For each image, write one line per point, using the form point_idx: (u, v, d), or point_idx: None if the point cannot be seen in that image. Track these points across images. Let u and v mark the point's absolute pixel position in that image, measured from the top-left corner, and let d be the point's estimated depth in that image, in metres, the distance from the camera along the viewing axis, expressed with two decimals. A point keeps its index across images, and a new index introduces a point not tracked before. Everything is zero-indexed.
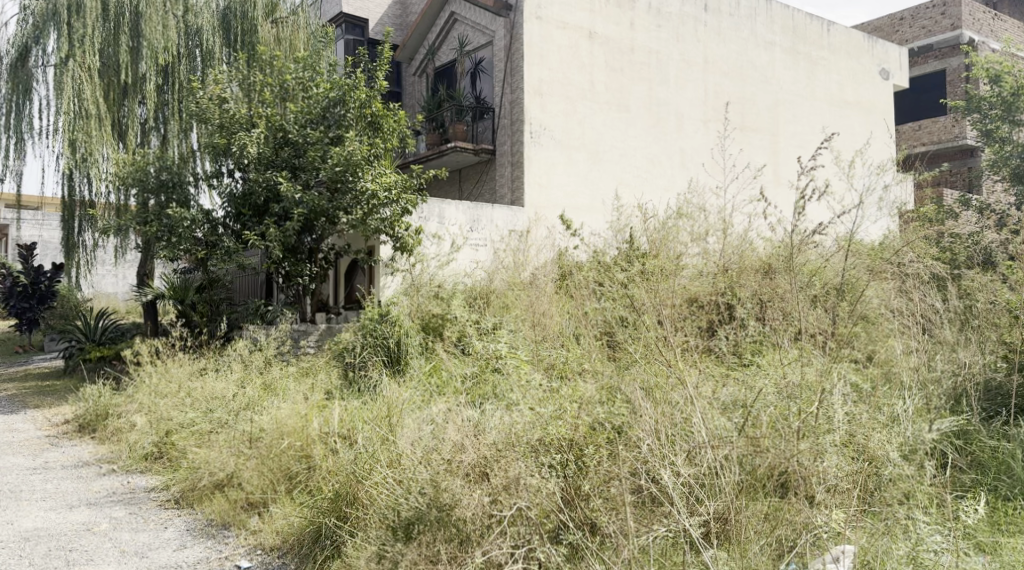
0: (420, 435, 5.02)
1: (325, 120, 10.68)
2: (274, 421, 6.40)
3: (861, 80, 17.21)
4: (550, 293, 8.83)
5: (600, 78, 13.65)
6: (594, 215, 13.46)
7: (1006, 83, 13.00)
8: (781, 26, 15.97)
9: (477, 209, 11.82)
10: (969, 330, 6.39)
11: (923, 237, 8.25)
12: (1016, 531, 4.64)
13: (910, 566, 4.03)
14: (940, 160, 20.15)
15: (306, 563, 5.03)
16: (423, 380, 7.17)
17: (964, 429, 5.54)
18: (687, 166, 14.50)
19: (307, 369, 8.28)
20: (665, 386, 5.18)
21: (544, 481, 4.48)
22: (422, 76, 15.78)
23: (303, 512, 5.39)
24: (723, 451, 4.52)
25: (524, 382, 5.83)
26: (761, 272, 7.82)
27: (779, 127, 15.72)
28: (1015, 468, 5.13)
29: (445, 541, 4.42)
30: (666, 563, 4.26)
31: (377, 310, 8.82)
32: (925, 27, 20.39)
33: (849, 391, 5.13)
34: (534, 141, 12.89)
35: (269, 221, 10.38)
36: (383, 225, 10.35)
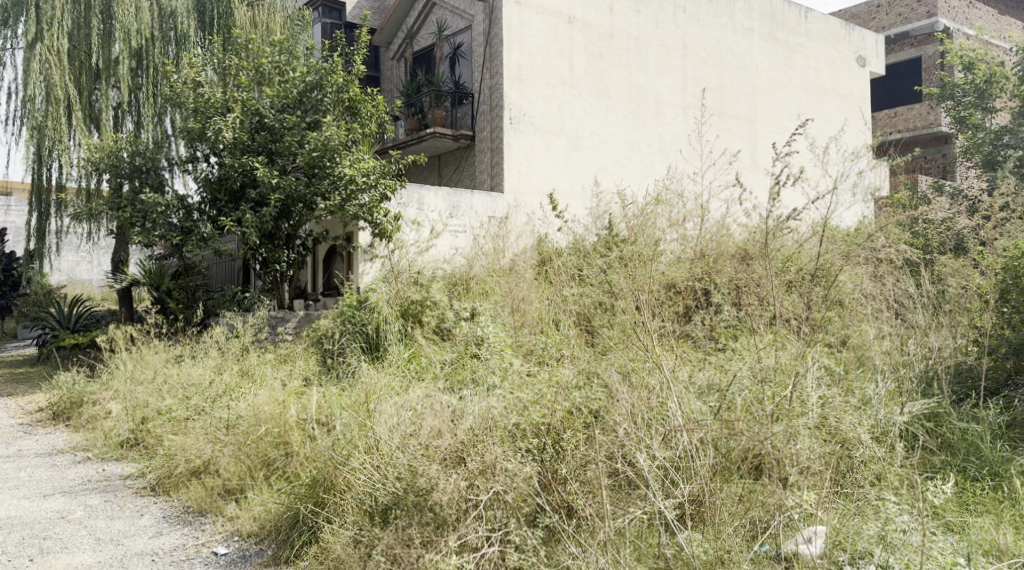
0: (397, 420, 5.04)
1: (301, 105, 10.58)
2: (251, 408, 6.39)
3: (838, 67, 17.31)
4: (530, 280, 8.79)
5: (580, 63, 13.61)
6: (573, 202, 13.48)
7: (979, 69, 13.13)
8: (759, 13, 15.96)
9: (456, 196, 11.75)
10: (942, 315, 6.45)
11: (897, 223, 8.33)
12: (984, 512, 4.70)
13: (879, 546, 4.10)
14: (915, 147, 20.29)
15: (284, 549, 5.03)
16: (403, 366, 7.22)
17: (935, 413, 5.59)
18: (666, 152, 14.54)
19: (285, 356, 8.25)
20: (641, 370, 5.25)
21: (521, 465, 4.51)
22: (400, 60, 15.69)
23: (280, 499, 5.39)
24: (698, 435, 4.56)
25: (505, 367, 5.86)
26: (737, 259, 7.94)
27: (756, 114, 15.77)
28: (983, 450, 5.19)
29: (421, 525, 4.44)
30: (642, 545, 4.32)
31: (355, 297, 8.78)
32: (903, 13, 20.45)
33: (823, 374, 5.23)
34: (513, 127, 12.86)
35: (246, 207, 10.32)
36: (361, 211, 10.31)
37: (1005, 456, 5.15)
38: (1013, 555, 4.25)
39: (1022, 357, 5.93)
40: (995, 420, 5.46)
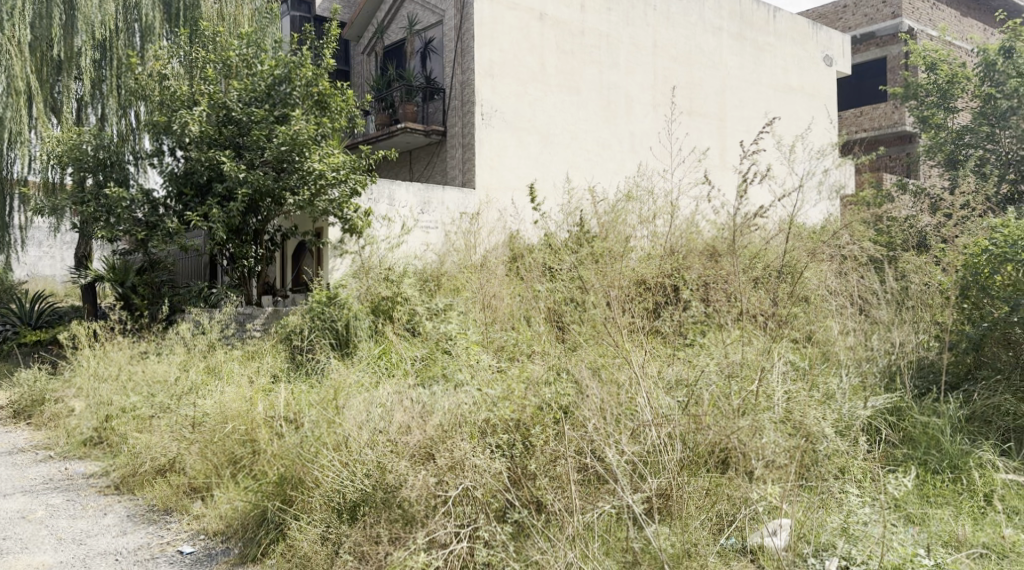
0: (366, 416, 5.02)
1: (269, 98, 10.47)
2: (217, 405, 6.33)
3: (805, 66, 17.50)
4: (501, 276, 8.79)
5: (551, 60, 13.63)
6: (545, 198, 13.50)
7: (942, 70, 13.29)
8: (728, 12, 16.06)
9: (428, 191, 11.69)
10: (905, 311, 6.60)
11: (861, 220, 8.48)
12: (944, 503, 4.80)
13: (842, 538, 4.21)
14: (879, 146, 20.58)
15: (251, 546, 4.99)
16: (373, 362, 7.20)
17: (897, 407, 5.67)
18: (637, 150, 14.62)
19: (253, 353, 8.20)
20: (610, 366, 5.30)
21: (490, 461, 4.51)
22: (370, 55, 15.61)
23: (247, 496, 5.35)
24: (666, 430, 4.60)
25: (474, 362, 5.87)
26: (706, 256, 8.01)
27: (725, 112, 15.90)
28: (943, 443, 5.27)
29: (389, 523, 4.45)
30: (611, 539, 4.34)
31: (325, 293, 8.69)
32: (868, 14, 20.69)
33: (788, 369, 5.30)
34: (485, 123, 12.86)
35: (213, 201, 10.21)
36: (331, 206, 10.25)
37: (964, 449, 5.23)
38: (972, 546, 4.34)
39: (981, 352, 6.05)
40: (956, 414, 5.54)
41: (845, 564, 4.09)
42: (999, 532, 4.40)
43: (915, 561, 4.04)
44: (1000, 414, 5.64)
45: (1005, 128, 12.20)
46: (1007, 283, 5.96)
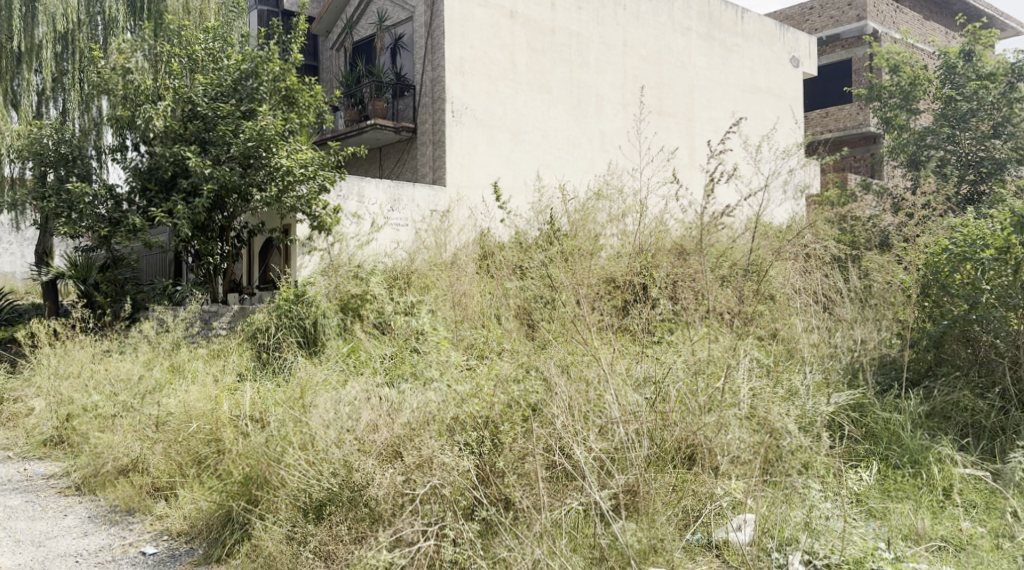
0: (333, 415, 4.98)
1: (236, 93, 10.37)
2: (182, 404, 6.25)
3: (772, 67, 17.68)
4: (470, 274, 8.78)
5: (522, 58, 13.63)
6: (514, 196, 13.52)
7: (905, 72, 13.48)
8: (697, 12, 16.17)
9: (398, 188, 11.62)
10: (868, 309, 6.72)
11: (826, 219, 8.59)
12: (905, 497, 4.87)
13: (804, 532, 4.28)
14: (845, 146, 20.84)
15: (215, 546, 4.95)
16: (342, 360, 7.15)
17: (860, 403, 5.76)
18: (607, 149, 14.69)
19: (218, 351, 8.12)
20: (580, 364, 5.31)
21: (458, 459, 4.50)
22: (339, 50, 15.51)
23: (211, 496, 5.29)
24: (633, 427, 4.62)
25: (444, 360, 5.86)
26: (675, 253, 8.07)
27: (694, 112, 16.02)
28: (904, 438, 5.34)
29: (355, 521, 4.45)
30: (578, 536, 4.35)
31: (292, 290, 8.60)
32: (834, 15, 20.91)
33: (754, 366, 5.36)
34: (455, 120, 12.83)
35: (178, 197, 10.09)
36: (299, 203, 10.15)
37: (925, 444, 5.29)
38: (931, 539, 4.41)
39: (941, 349, 6.17)
40: (916, 410, 5.62)
41: (808, 559, 4.13)
42: (957, 526, 4.49)
43: (876, 554, 4.09)
44: (959, 409, 5.75)
45: (964, 130, 12.43)
46: (966, 281, 6.06)
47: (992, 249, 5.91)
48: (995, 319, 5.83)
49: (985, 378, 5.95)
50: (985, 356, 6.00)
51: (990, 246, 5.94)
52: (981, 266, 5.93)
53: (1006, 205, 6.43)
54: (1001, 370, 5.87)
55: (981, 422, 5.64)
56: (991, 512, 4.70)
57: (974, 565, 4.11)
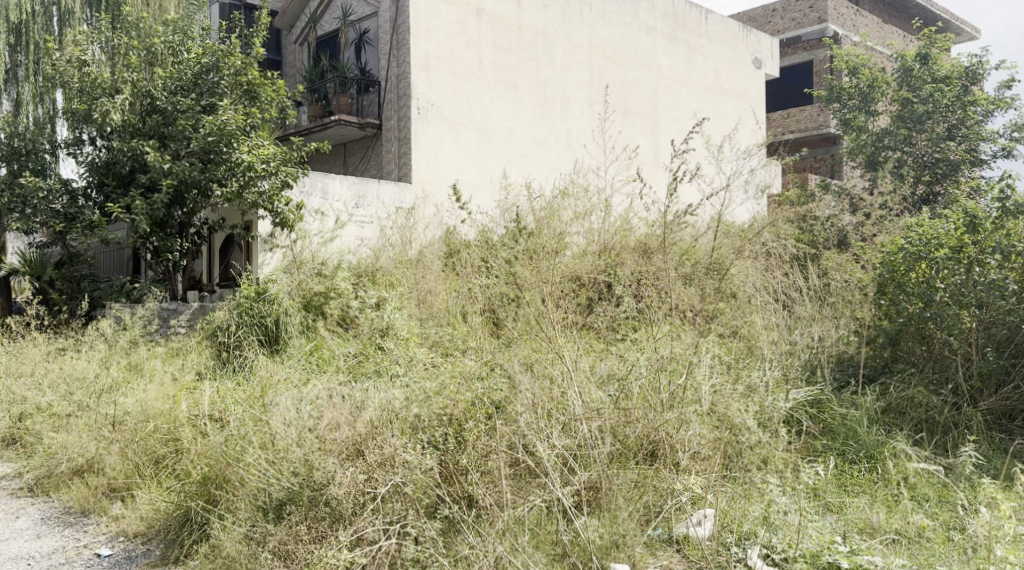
0: (294, 413, 4.91)
1: (196, 87, 10.22)
2: (139, 403, 6.14)
3: (735, 68, 17.86)
4: (435, 271, 8.75)
5: (488, 55, 13.61)
6: (480, 194, 13.49)
7: (863, 74, 13.75)
8: (662, 13, 16.27)
9: (362, 185, 11.53)
10: (827, 307, 6.83)
11: (786, 219, 8.70)
12: (861, 492, 4.94)
13: (763, 526, 4.36)
14: (805, 147, 21.11)
15: (172, 548, 4.88)
16: (305, 358, 7.09)
17: (817, 399, 5.85)
18: (572, 148, 14.73)
19: (177, 349, 8.01)
20: (544, 361, 5.32)
21: (421, 457, 4.47)
22: (302, 45, 15.36)
23: (169, 496, 5.22)
24: (596, 424, 4.64)
25: (408, 358, 5.84)
26: (639, 252, 8.12)
27: (658, 111, 16.12)
28: (861, 434, 5.42)
29: (316, 521, 4.41)
30: (541, 534, 4.34)
31: (253, 288, 8.49)
32: (796, 18, 21.19)
33: (715, 364, 5.43)
34: (420, 117, 12.77)
35: (136, 192, 9.92)
36: (261, 199, 10.03)
37: (880, 440, 5.39)
38: (885, 532, 4.45)
39: (897, 346, 6.28)
40: (873, 405, 5.71)
41: (766, 553, 4.18)
42: (910, 518, 4.54)
43: (832, 548, 4.16)
44: (914, 405, 5.83)
45: (921, 131, 12.65)
46: (921, 280, 6.25)
47: (946, 249, 6.11)
48: (948, 315, 5.98)
49: (939, 374, 6.05)
50: (940, 352, 6.09)
51: (944, 246, 6.15)
52: (935, 265, 6.14)
53: (958, 205, 6.58)
54: (954, 366, 5.98)
55: (935, 417, 5.73)
56: (943, 506, 4.77)
57: (927, 557, 4.16)
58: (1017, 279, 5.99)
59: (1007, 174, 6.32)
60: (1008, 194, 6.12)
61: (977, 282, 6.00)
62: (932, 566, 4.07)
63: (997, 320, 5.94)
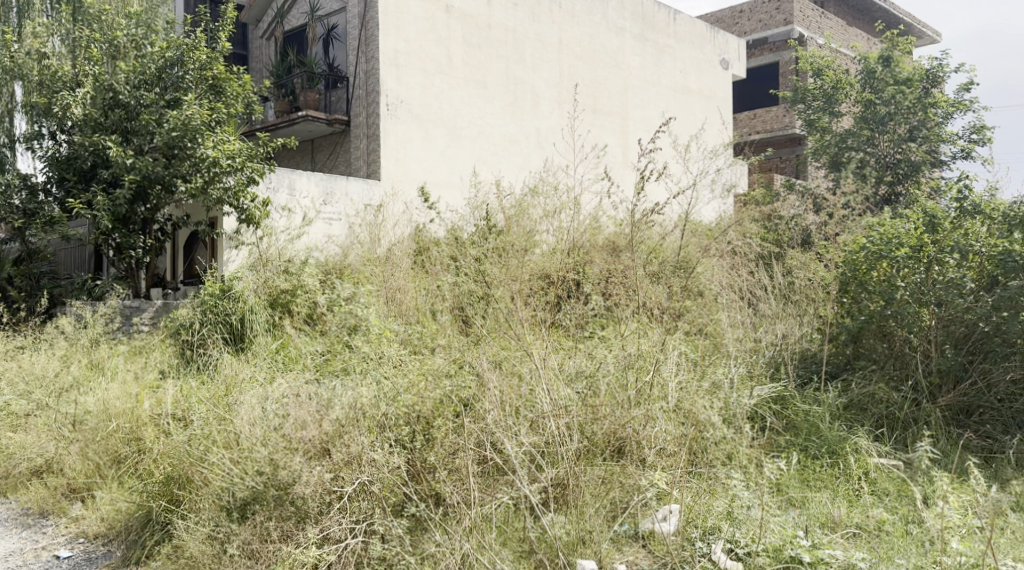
0: (259, 412, 4.85)
1: (160, 82, 10.08)
2: (101, 403, 6.06)
3: (703, 68, 18.01)
4: (404, 268, 8.72)
5: (458, 52, 13.57)
6: (450, 191, 13.46)
7: (827, 76, 14.05)
8: (631, 13, 16.35)
9: (331, 182, 11.44)
10: (792, 305, 6.91)
11: (751, 218, 8.80)
12: (823, 487, 5.01)
13: (726, 521, 4.38)
14: (771, 147, 21.34)
15: (133, 549, 4.81)
16: (271, 357, 7.03)
17: (781, 395, 5.93)
18: (542, 146, 14.76)
19: (140, 348, 7.92)
20: (512, 359, 5.33)
21: (388, 455, 4.46)
22: (269, 40, 15.21)
23: (131, 497, 5.16)
24: (564, 421, 4.66)
25: (376, 356, 5.81)
26: (608, 250, 8.16)
27: (627, 111, 16.21)
28: (823, 430, 5.51)
29: (281, 519, 4.35)
30: (508, 531, 4.35)
31: (218, 285, 8.39)
32: (762, 20, 21.40)
33: (682, 361, 5.48)
34: (390, 114, 12.71)
35: (97, 187, 9.78)
36: (226, 195, 9.82)
37: (842, 435, 5.48)
38: (846, 526, 4.54)
39: (859, 343, 6.39)
40: (835, 401, 5.80)
41: (730, 547, 4.22)
42: (871, 514, 4.62)
43: (794, 541, 4.19)
44: (875, 401, 5.95)
45: (883, 133, 12.85)
46: (882, 279, 6.34)
47: (906, 248, 6.20)
48: (909, 314, 6.07)
49: (900, 371, 6.17)
50: (900, 350, 6.22)
51: (904, 245, 6.23)
52: (895, 264, 6.23)
53: (919, 206, 6.71)
54: (914, 362, 6.11)
55: (895, 413, 5.84)
56: (902, 500, 4.85)
57: (886, 550, 4.22)
58: (974, 277, 6.12)
59: (964, 174, 6.50)
60: (966, 194, 6.32)
61: (936, 281, 6.09)
62: (891, 559, 4.14)
63: (957, 318, 6.03)
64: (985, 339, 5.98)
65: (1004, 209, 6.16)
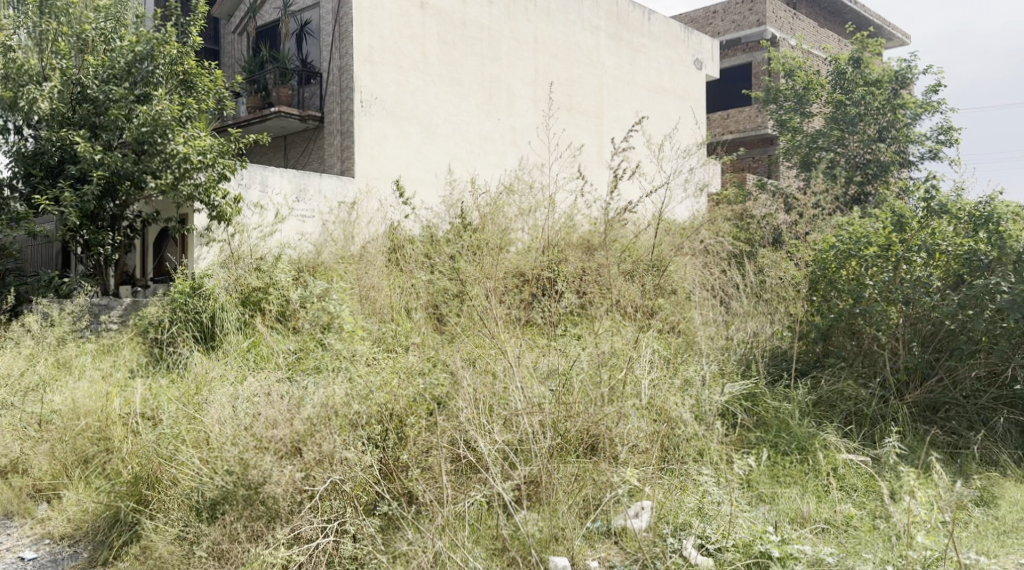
0: (229, 411, 4.81)
1: (129, 76, 9.87)
2: (68, 402, 5.97)
3: (677, 68, 18.11)
4: (378, 266, 8.69)
5: (432, 49, 13.53)
6: (425, 189, 13.42)
7: (799, 77, 14.18)
8: (606, 12, 16.40)
9: (304, 178, 11.36)
10: (764, 303, 6.97)
11: (723, 217, 8.86)
12: (792, 483, 5.06)
13: (697, 517, 4.43)
14: (744, 148, 21.52)
15: (101, 550, 4.76)
16: (242, 356, 6.97)
17: (752, 392, 5.97)
18: (517, 144, 14.77)
19: (108, 347, 7.82)
20: (487, 357, 5.32)
21: (360, 454, 4.45)
22: (241, 35, 15.05)
23: (98, 497, 5.10)
24: (537, 418, 4.65)
25: (349, 354, 5.79)
26: (582, 249, 8.18)
27: (602, 110, 16.26)
28: (792, 426, 5.56)
29: (252, 519, 4.27)
30: (481, 529, 4.36)
31: (189, 282, 8.32)
32: (735, 20, 21.55)
33: (656, 358, 5.52)
34: (364, 110, 12.65)
35: (64, 183, 9.62)
36: (197, 191, 9.72)
37: (811, 432, 5.53)
38: (815, 521, 4.59)
39: (829, 341, 6.48)
40: (804, 398, 5.86)
41: (701, 542, 4.23)
42: (838, 509, 4.67)
43: (765, 537, 4.24)
44: (843, 398, 6.02)
45: (853, 133, 13.00)
46: (851, 277, 6.40)
47: (875, 247, 6.29)
48: (877, 312, 6.14)
49: (868, 368, 6.25)
50: (869, 348, 6.30)
51: (873, 244, 6.32)
52: (864, 263, 6.31)
53: (887, 205, 6.80)
54: (882, 360, 6.19)
55: (863, 410, 5.92)
56: (870, 495, 4.92)
57: (853, 545, 4.28)
58: (942, 276, 6.19)
59: (932, 174, 6.57)
60: (933, 194, 6.41)
61: (903, 279, 6.18)
62: (858, 553, 4.19)
63: (924, 316, 6.14)
64: (951, 337, 6.08)
65: (969, 209, 6.22)
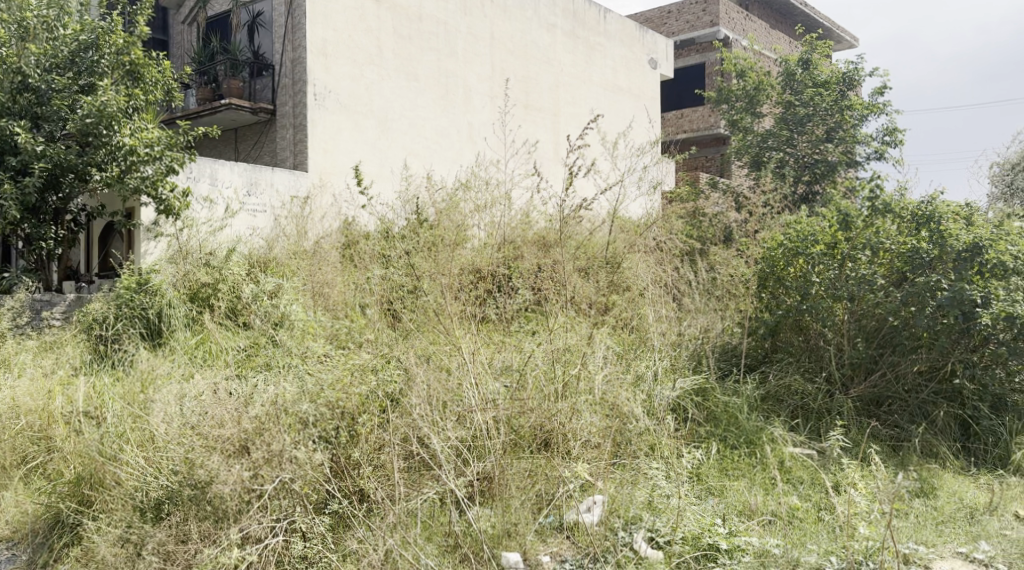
0: (176, 410, 4.72)
1: (73, 65, 9.71)
2: (8, 400, 5.80)
3: (633, 67, 18.24)
4: (331, 262, 8.60)
5: (388, 44, 13.43)
6: (380, 184, 13.33)
7: (750, 77, 14.33)
8: (562, 10, 16.45)
9: (255, 172, 11.20)
10: (715, 299, 7.06)
11: (675, 215, 8.93)
12: (740, 476, 5.13)
13: (647, 511, 4.49)
14: (696, 147, 21.80)
15: (41, 552, 4.63)
16: (190, 353, 6.84)
17: (703, 387, 6.02)
18: (473, 140, 14.76)
19: (50, 344, 7.62)
20: (442, 353, 5.30)
21: (310, 453, 4.37)
22: (191, 25, 14.77)
23: (39, 498, 4.95)
24: (490, 414, 4.65)
25: (302, 352, 5.72)
26: (536, 245, 8.19)
27: (558, 107, 16.31)
28: (741, 420, 5.64)
29: (199, 520, 4.19)
30: (432, 526, 4.34)
31: (135, 278, 8.13)
32: (689, 21, 21.78)
33: (608, 354, 5.56)
34: (318, 103, 12.51)
35: (3, 175, 9.26)
36: (144, 183, 9.55)
37: (759, 426, 5.63)
38: (762, 513, 4.65)
39: (777, 336, 6.59)
40: (752, 394, 5.95)
41: (651, 536, 4.29)
42: (784, 501, 4.74)
43: (712, 530, 4.30)
44: (790, 393, 6.15)
45: (802, 133, 13.24)
46: (798, 275, 6.58)
47: (821, 245, 6.52)
48: (822, 308, 6.33)
49: (815, 363, 6.39)
50: (815, 343, 6.45)
51: (820, 242, 6.54)
52: (811, 261, 6.49)
53: (834, 204, 6.93)
54: (828, 356, 6.32)
55: (809, 404, 6.05)
56: (815, 488, 5.01)
57: (798, 536, 4.36)
58: (885, 273, 6.34)
59: (877, 174, 6.73)
60: (878, 193, 6.58)
61: (849, 277, 6.33)
62: (803, 544, 4.27)
63: (869, 312, 6.28)
64: (894, 332, 6.19)
65: (912, 208, 6.39)
